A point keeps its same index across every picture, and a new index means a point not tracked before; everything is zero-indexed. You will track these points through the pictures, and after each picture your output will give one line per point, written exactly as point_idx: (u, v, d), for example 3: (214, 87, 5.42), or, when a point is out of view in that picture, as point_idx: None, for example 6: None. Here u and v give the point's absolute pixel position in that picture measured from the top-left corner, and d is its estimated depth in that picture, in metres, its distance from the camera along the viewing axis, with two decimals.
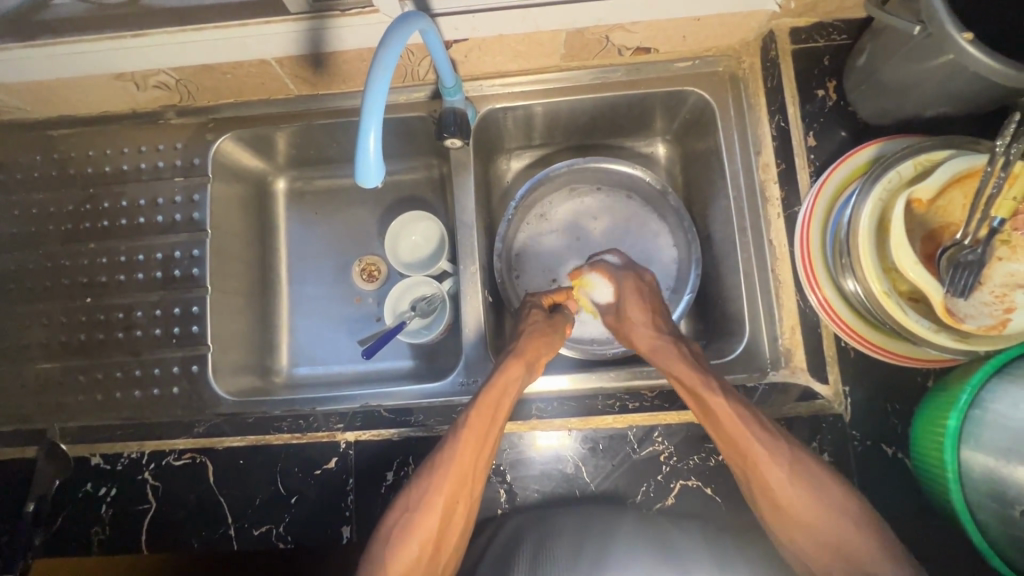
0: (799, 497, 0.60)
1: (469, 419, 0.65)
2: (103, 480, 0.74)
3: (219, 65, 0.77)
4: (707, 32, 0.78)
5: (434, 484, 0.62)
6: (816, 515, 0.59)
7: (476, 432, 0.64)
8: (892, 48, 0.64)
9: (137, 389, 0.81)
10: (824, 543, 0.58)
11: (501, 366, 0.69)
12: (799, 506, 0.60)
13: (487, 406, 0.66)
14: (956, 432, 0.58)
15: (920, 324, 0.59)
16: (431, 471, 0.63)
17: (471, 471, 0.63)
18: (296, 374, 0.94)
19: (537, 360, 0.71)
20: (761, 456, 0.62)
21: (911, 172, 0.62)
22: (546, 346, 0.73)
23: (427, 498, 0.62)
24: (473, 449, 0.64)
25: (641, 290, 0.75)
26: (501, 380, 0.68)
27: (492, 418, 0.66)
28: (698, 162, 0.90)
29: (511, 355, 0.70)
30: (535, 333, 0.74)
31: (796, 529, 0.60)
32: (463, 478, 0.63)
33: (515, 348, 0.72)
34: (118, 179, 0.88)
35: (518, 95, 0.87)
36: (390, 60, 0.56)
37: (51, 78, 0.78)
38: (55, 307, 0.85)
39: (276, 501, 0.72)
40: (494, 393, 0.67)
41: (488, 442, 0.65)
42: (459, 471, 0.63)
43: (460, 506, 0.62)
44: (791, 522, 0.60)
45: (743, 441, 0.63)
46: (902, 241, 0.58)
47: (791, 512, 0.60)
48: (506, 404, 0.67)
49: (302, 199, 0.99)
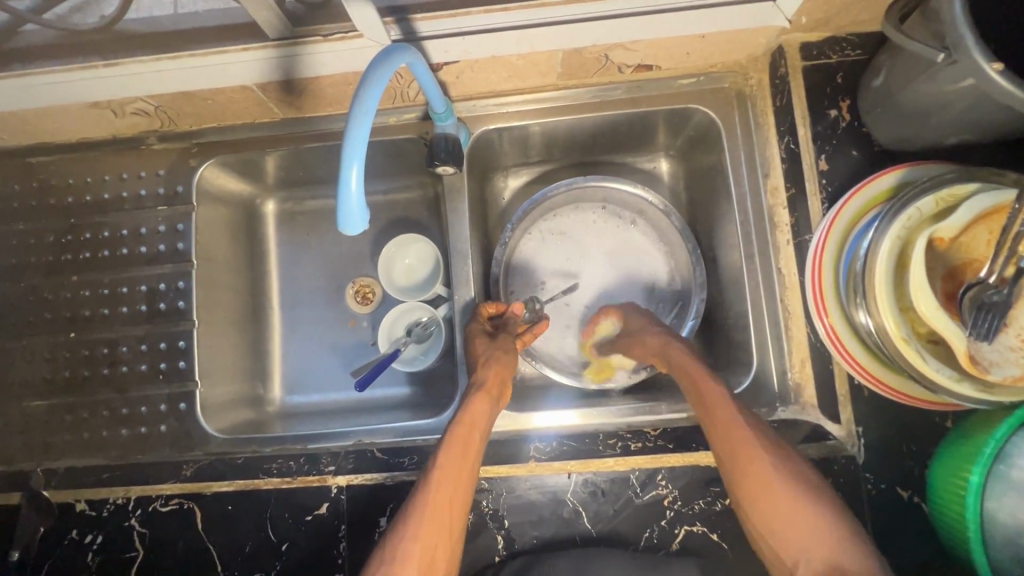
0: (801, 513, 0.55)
1: (440, 461, 0.63)
2: (89, 527, 0.72)
3: (199, 92, 0.74)
4: (712, 49, 0.74)
5: (413, 531, 0.59)
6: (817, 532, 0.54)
7: (449, 471, 0.62)
8: (912, 71, 0.60)
9: (123, 428, 0.79)
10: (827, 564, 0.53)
11: (467, 401, 0.68)
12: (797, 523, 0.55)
13: (459, 443, 0.64)
14: (979, 487, 0.54)
15: (939, 372, 0.56)
16: (407, 518, 0.60)
17: (449, 512, 0.61)
18: (289, 403, 0.91)
19: (501, 387, 0.70)
20: (761, 475, 0.58)
21: (932, 208, 0.58)
22: (508, 370, 0.71)
23: (405, 548, 0.58)
24: (449, 489, 0.61)
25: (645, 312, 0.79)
26: (469, 414, 0.66)
27: (463, 453, 0.64)
28: (704, 181, 0.86)
29: (477, 389, 0.68)
30: (497, 363, 0.72)
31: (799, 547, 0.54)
32: (442, 522, 0.60)
33: (478, 380, 0.70)
34: (100, 208, 0.85)
35: (513, 115, 0.83)
36: (371, 99, 0.52)
37: (24, 109, 0.75)
38: (39, 343, 0.82)
39: (266, 549, 0.69)
40: (463, 426, 0.65)
41: (461, 481, 0.62)
42: (435, 512, 0.60)
43: (442, 553, 0.59)
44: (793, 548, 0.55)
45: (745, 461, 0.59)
46: (922, 284, 0.54)
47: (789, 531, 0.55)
48: (477, 436, 0.65)
49: (292, 221, 0.96)
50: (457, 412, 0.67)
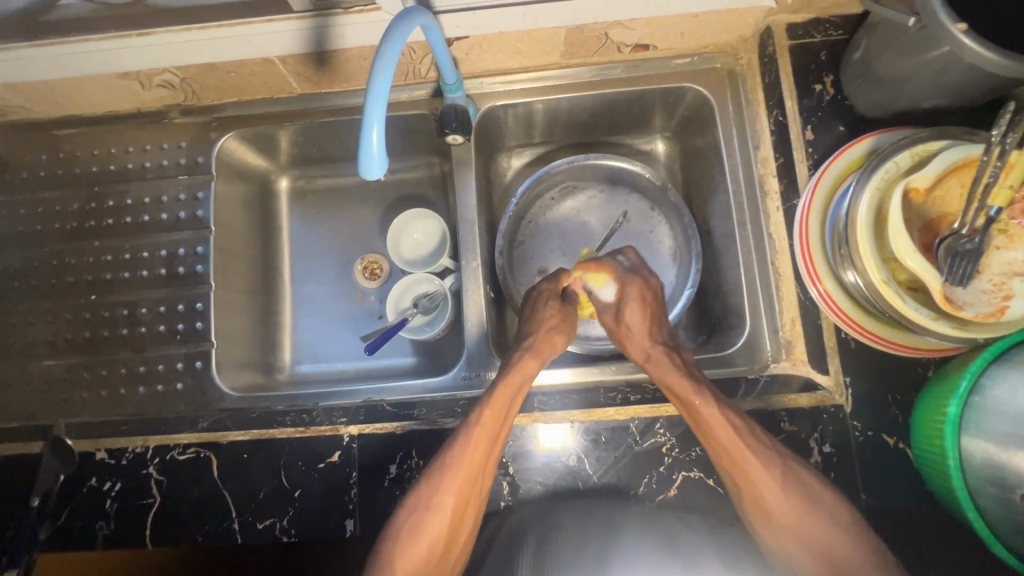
0: (792, 511, 0.61)
1: (482, 419, 0.65)
2: (108, 474, 0.74)
3: (224, 64, 0.78)
4: (705, 29, 0.79)
5: (445, 483, 0.63)
6: (809, 525, 0.60)
7: (488, 432, 0.65)
8: (887, 41, 0.65)
9: (141, 385, 0.82)
10: (812, 551, 0.60)
11: (515, 365, 0.70)
12: (791, 519, 0.61)
13: (501, 403, 0.66)
14: (956, 418, 0.58)
15: (918, 312, 0.60)
16: (443, 468, 0.64)
17: (481, 469, 0.64)
18: (299, 370, 0.94)
19: (550, 356, 0.73)
20: (754, 477, 0.63)
21: (908, 163, 0.62)
22: (558, 342, 0.75)
23: (437, 498, 0.62)
24: (485, 447, 0.64)
25: (642, 302, 0.77)
26: (515, 378, 0.69)
27: (504, 414, 0.66)
28: (698, 158, 0.91)
29: (526, 353, 0.71)
30: (547, 328, 0.75)
31: (788, 538, 0.61)
32: (474, 476, 0.64)
33: (529, 344, 0.73)
34: (122, 178, 0.88)
35: (518, 92, 0.88)
36: (392, 54, 0.56)
37: (58, 78, 0.79)
38: (61, 304, 0.85)
39: (280, 495, 0.72)
40: (511, 386, 0.68)
41: (498, 440, 0.65)
42: (471, 469, 0.63)
43: (471, 505, 0.63)
44: (784, 533, 0.62)
45: (741, 462, 0.64)
46: (901, 231, 0.58)
47: (779, 521, 0.62)
48: (519, 399, 0.68)
49: (305, 197, 1.00)
50: (506, 370, 0.70)
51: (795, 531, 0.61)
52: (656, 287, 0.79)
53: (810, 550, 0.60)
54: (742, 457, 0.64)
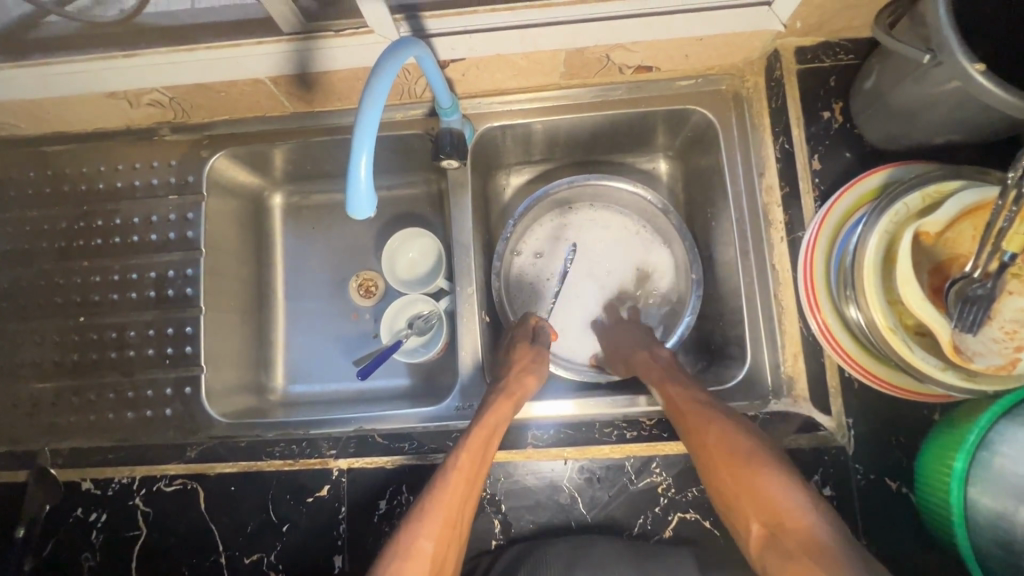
0: (732, 455, 0.59)
1: (458, 462, 0.64)
2: (94, 505, 0.73)
3: (212, 84, 0.76)
4: (710, 51, 0.77)
5: (424, 528, 0.59)
6: (749, 472, 0.57)
7: (465, 475, 0.63)
8: (901, 74, 0.62)
9: (129, 410, 0.80)
10: (749, 495, 0.55)
11: (489, 406, 0.69)
12: (730, 465, 0.58)
13: (477, 446, 0.65)
14: (963, 473, 0.56)
15: (926, 361, 0.58)
16: (421, 513, 0.60)
17: (459, 514, 0.61)
18: (291, 392, 0.92)
19: (522, 400, 0.71)
20: (707, 436, 0.61)
21: (919, 204, 0.60)
22: (531, 383, 0.73)
23: (416, 544, 0.57)
24: (463, 491, 0.62)
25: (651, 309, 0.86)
26: (490, 419, 0.67)
27: (481, 456, 0.65)
28: (701, 180, 0.89)
29: (500, 394, 0.70)
30: (520, 370, 0.73)
31: (732, 493, 0.57)
32: (452, 521, 0.60)
33: (501, 385, 0.72)
34: (111, 196, 0.87)
35: (517, 113, 0.85)
36: (382, 89, 0.54)
37: (43, 97, 0.77)
38: (48, 326, 0.84)
39: (268, 529, 0.70)
40: (486, 428, 0.66)
41: (474, 485, 0.63)
42: (448, 515, 0.60)
43: (449, 553, 0.59)
44: (730, 485, 0.58)
45: (694, 425, 0.63)
46: (909, 277, 0.56)
47: (727, 470, 0.58)
48: (495, 443, 0.67)
49: (299, 214, 0.98)
50: (479, 414, 0.69)
51: (734, 480, 0.57)
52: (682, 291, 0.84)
53: (743, 495, 0.56)
54: (702, 420, 0.63)
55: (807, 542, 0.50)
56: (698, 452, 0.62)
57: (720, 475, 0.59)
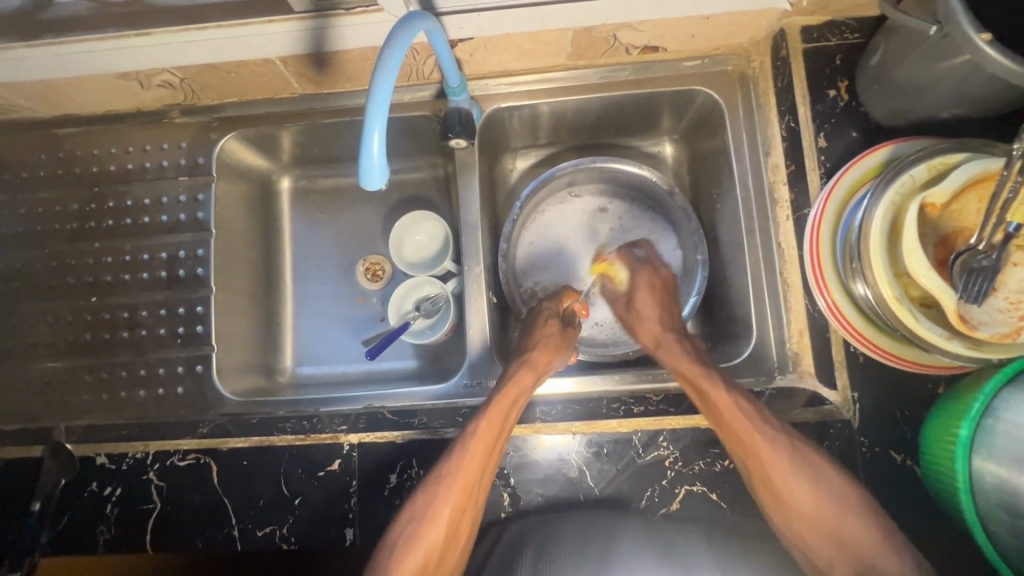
0: (805, 495, 0.63)
1: (477, 429, 0.65)
2: (108, 480, 0.74)
3: (223, 65, 0.77)
4: (716, 31, 0.77)
5: (441, 492, 0.63)
6: (822, 508, 0.62)
7: (484, 443, 0.64)
8: (907, 48, 0.62)
9: (142, 389, 0.81)
10: (826, 532, 0.62)
11: (510, 376, 0.70)
12: (801, 498, 0.63)
13: (496, 415, 0.66)
14: (968, 440, 0.57)
15: (931, 331, 0.58)
16: (439, 478, 0.64)
17: (478, 479, 0.64)
18: (300, 373, 0.93)
19: (546, 370, 0.72)
20: (774, 475, 0.64)
21: (925, 176, 0.60)
22: (557, 355, 0.74)
23: (433, 508, 0.62)
24: (482, 458, 0.64)
25: (652, 287, 0.83)
26: (513, 390, 0.68)
27: (501, 426, 0.66)
28: (706, 161, 0.89)
29: (523, 364, 0.70)
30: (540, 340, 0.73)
31: (799, 520, 0.63)
32: (471, 486, 0.63)
33: (525, 356, 0.72)
34: (123, 178, 0.88)
35: (524, 94, 0.86)
36: (395, 61, 0.55)
37: (56, 78, 0.78)
38: (61, 306, 0.85)
39: (280, 503, 0.71)
40: (507, 399, 0.67)
41: (494, 451, 0.65)
42: (466, 480, 0.63)
43: (467, 514, 0.63)
44: (799, 519, 0.63)
45: (758, 461, 0.64)
46: (915, 247, 0.57)
47: (800, 511, 0.63)
48: (516, 412, 0.68)
49: (306, 197, 0.99)
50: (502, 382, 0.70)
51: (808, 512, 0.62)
52: (667, 276, 0.84)
53: (823, 534, 0.62)
54: (761, 453, 0.64)
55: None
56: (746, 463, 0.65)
57: (794, 516, 0.63)
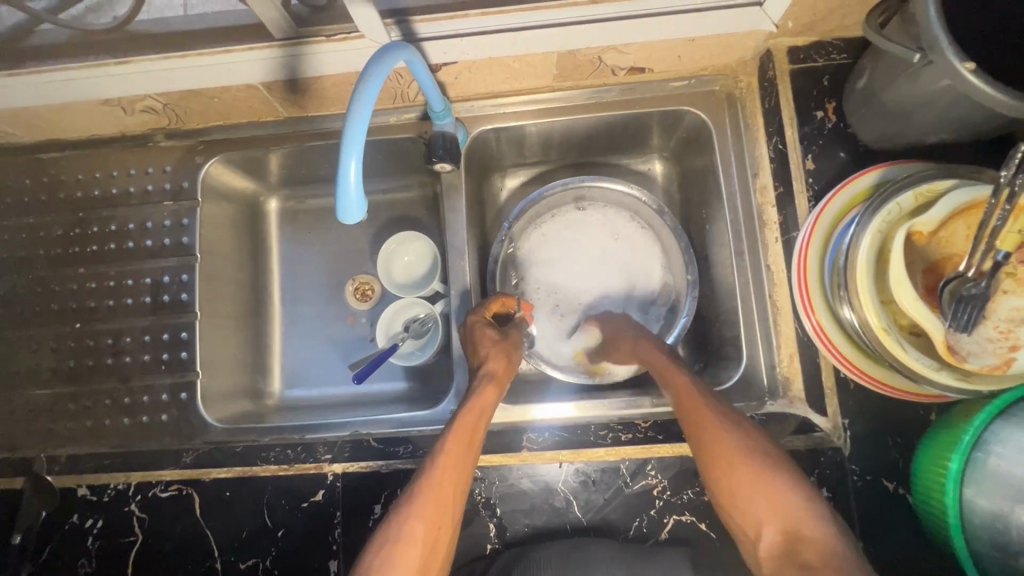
0: (756, 483, 0.56)
1: (448, 445, 0.63)
2: (90, 511, 0.73)
3: (206, 90, 0.76)
4: (702, 52, 0.77)
5: (414, 510, 0.59)
6: (773, 498, 0.54)
7: (456, 458, 0.62)
8: (893, 73, 0.62)
9: (125, 416, 0.80)
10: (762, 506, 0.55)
11: (475, 390, 0.68)
12: (736, 467, 0.57)
13: (465, 426, 0.64)
14: (959, 474, 0.55)
15: (920, 362, 0.57)
16: (411, 497, 0.60)
17: (451, 494, 0.61)
18: (288, 396, 0.92)
19: (507, 380, 0.72)
20: (722, 449, 0.59)
21: (912, 204, 0.60)
22: (513, 364, 0.74)
23: (408, 527, 0.57)
24: (456, 473, 0.62)
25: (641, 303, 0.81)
26: (478, 402, 0.67)
27: (469, 439, 0.64)
28: (696, 181, 0.88)
29: (487, 377, 0.69)
30: (498, 349, 0.73)
31: (735, 493, 0.56)
32: (444, 501, 0.60)
33: (487, 369, 0.71)
34: (107, 203, 0.87)
35: (511, 115, 0.85)
36: (370, 93, 0.54)
37: (38, 105, 0.78)
38: (45, 333, 0.84)
39: (263, 535, 0.70)
40: (473, 412, 0.66)
41: (467, 466, 0.63)
42: (438, 497, 0.60)
43: (442, 534, 0.59)
44: (734, 492, 0.57)
45: (709, 433, 0.60)
46: (902, 278, 0.56)
47: (750, 506, 0.55)
48: (483, 424, 0.66)
49: (294, 219, 0.98)
50: (467, 398, 0.68)
51: (745, 479, 0.56)
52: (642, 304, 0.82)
53: (759, 505, 0.55)
54: (715, 437, 0.60)
55: (826, 553, 0.49)
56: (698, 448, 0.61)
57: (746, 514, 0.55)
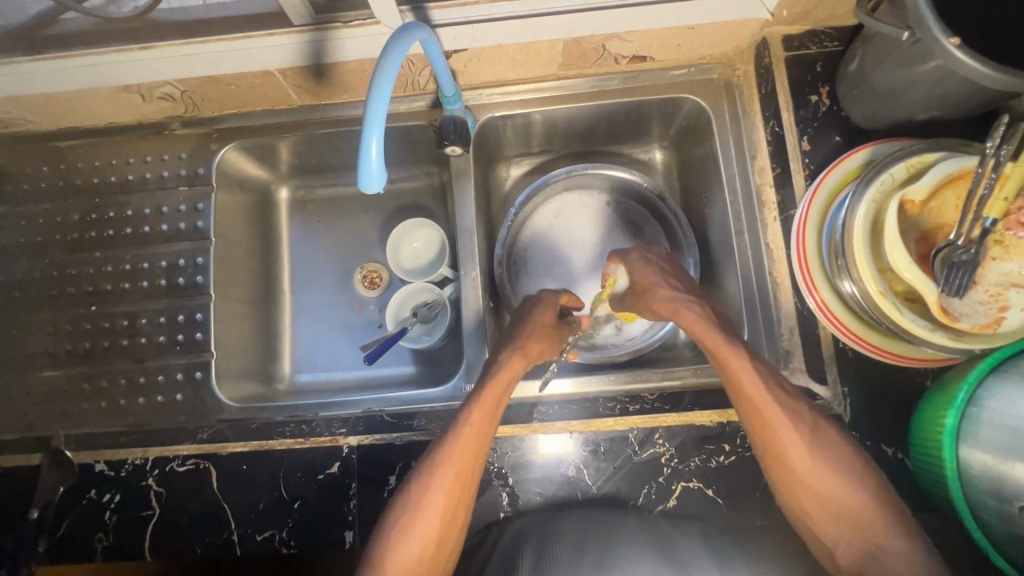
0: (815, 470, 0.62)
1: (469, 418, 0.65)
2: (107, 487, 0.74)
3: (223, 77, 0.79)
4: (701, 41, 0.80)
5: (435, 481, 0.62)
6: (831, 487, 0.61)
7: (476, 432, 0.64)
8: (881, 54, 0.66)
9: (140, 396, 0.82)
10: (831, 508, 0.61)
11: (500, 363, 0.69)
12: (805, 468, 0.62)
13: (488, 402, 0.65)
14: (954, 429, 0.58)
15: (915, 323, 0.60)
16: (432, 467, 0.63)
17: (472, 467, 0.64)
18: (299, 380, 0.94)
19: (537, 355, 0.72)
20: (786, 446, 0.63)
21: (903, 175, 0.63)
22: (548, 342, 0.73)
23: (427, 497, 0.62)
24: (475, 445, 0.64)
25: (648, 260, 0.79)
26: (502, 376, 0.67)
27: (492, 413, 0.66)
28: (695, 167, 0.91)
29: (515, 352, 0.70)
30: (535, 328, 0.73)
31: (801, 486, 0.62)
32: (464, 474, 0.63)
33: (516, 343, 0.71)
34: (124, 189, 0.89)
35: (517, 103, 0.88)
36: (391, 69, 0.57)
37: (59, 91, 0.80)
38: (60, 316, 0.85)
39: (280, 507, 0.72)
40: (496, 387, 0.67)
41: (486, 438, 0.65)
42: (459, 470, 0.63)
43: (461, 502, 0.63)
44: (800, 484, 0.62)
45: (772, 430, 0.63)
46: (897, 242, 0.59)
47: (806, 488, 0.62)
48: (507, 397, 0.67)
49: (304, 207, 1.01)
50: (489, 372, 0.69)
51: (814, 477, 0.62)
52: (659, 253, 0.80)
53: (822, 505, 0.62)
54: (783, 434, 0.63)
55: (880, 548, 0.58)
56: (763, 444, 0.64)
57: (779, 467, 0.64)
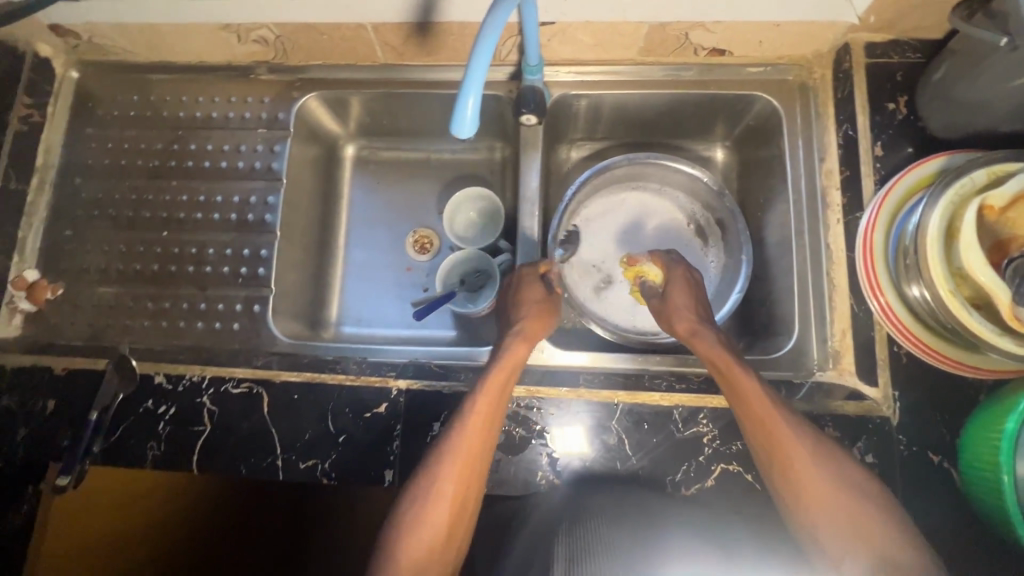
0: (822, 486, 0.58)
1: (475, 403, 0.65)
2: (164, 399, 0.77)
3: (319, 25, 0.83)
4: (784, 40, 0.82)
5: (443, 465, 0.62)
6: (834, 496, 0.58)
7: (481, 416, 0.65)
8: (971, 63, 0.66)
9: (200, 321, 0.85)
10: (842, 519, 0.57)
11: (506, 348, 0.70)
12: (810, 484, 0.59)
13: (495, 386, 0.66)
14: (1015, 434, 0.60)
15: (985, 327, 0.60)
16: (438, 455, 0.63)
17: (482, 451, 0.64)
18: (343, 330, 0.96)
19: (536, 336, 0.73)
20: (799, 467, 0.60)
21: (984, 180, 0.63)
22: (547, 323, 0.75)
23: (438, 483, 0.61)
24: (481, 432, 0.64)
25: (687, 285, 0.76)
26: (507, 360, 0.69)
27: (499, 396, 0.66)
28: (757, 168, 0.92)
29: (517, 335, 0.72)
30: (535, 317, 0.75)
31: (815, 510, 0.58)
32: (476, 458, 0.63)
33: (518, 328, 0.73)
34: (206, 125, 0.93)
35: (592, 82, 0.90)
36: (500, 20, 0.58)
37: (164, 23, 0.84)
38: (134, 237, 0.89)
39: (325, 439, 0.74)
40: (501, 374, 0.68)
41: (492, 425, 0.65)
42: (469, 455, 0.63)
43: (472, 487, 0.63)
44: (819, 511, 0.58)
45: (781, 460, 0.60)
46: (973, 245, 0.59)
47: (816, 501, 0.58)
48: (512, 379, 0.68)
49: (368, 166, 1.04)
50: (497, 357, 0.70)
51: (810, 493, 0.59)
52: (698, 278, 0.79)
53: (834, 515, 0.57)
54: (787, 465, 0.60)
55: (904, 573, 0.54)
56: (772, 469, 0.61)
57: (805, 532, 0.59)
